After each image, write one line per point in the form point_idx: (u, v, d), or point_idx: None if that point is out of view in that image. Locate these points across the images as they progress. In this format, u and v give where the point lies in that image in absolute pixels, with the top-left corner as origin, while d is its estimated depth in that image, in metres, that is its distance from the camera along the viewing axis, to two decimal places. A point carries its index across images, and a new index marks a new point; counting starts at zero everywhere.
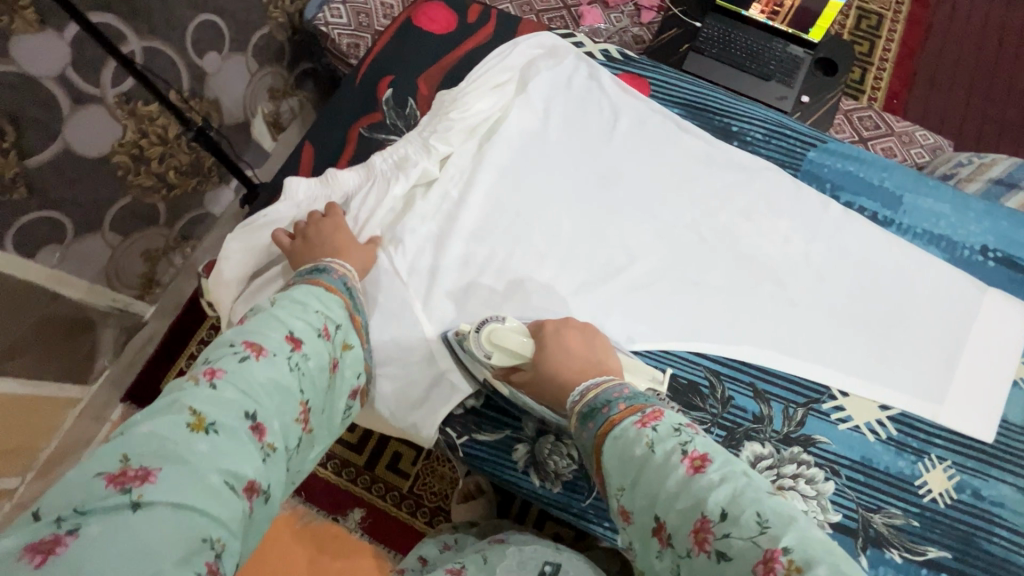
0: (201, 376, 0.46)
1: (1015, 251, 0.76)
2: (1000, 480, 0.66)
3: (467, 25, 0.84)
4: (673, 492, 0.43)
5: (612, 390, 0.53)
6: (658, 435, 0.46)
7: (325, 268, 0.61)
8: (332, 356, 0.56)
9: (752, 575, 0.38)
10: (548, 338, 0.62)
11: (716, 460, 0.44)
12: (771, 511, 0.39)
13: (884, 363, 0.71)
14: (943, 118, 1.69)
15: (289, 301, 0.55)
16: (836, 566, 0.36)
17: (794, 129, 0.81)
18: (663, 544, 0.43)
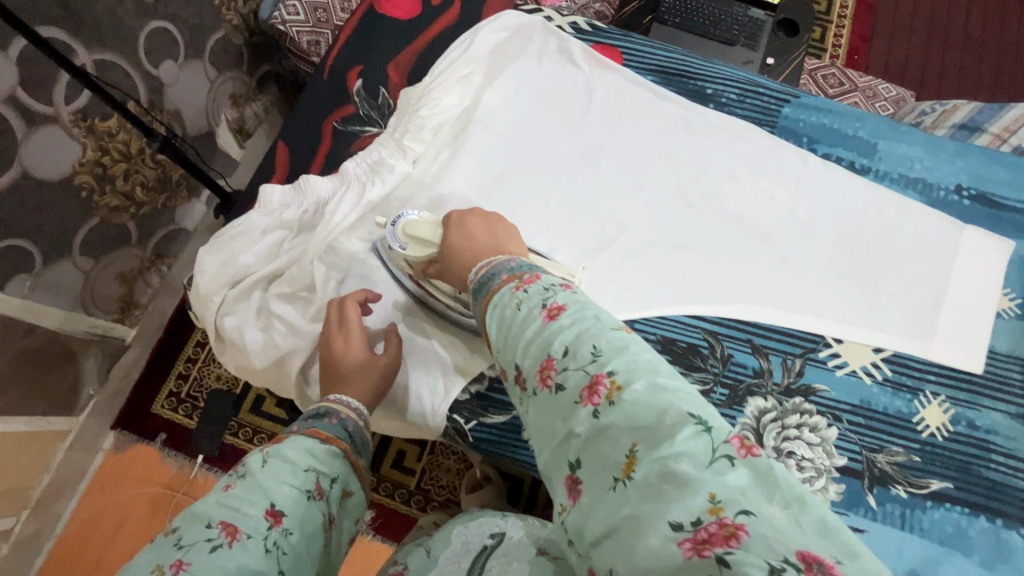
0: (165, 567, 0.38)
1: (987, 187, 0.78)
2: (992, 408, 0.69)
3: (431, 8, 0.82)
4: (529, 340, 0.43)
5: (499, 264, 0.51)
6: (526, 293, 0.45)
7: (325, 412, 0.55)
8: (326, 515, 0.48)
9: (579, 400, 0.39)
10: (455, 225, 0.58)
11: (571, 307, 0.43)
12: (607, 343, 0.40)
13: (875, 308, 0.72)
14: (904, 69, 1.72)
15: (279, 459, 0.47)
16: (655, 384, 0.37)
17: (768, 87, 0.81)
18: (522, 389, 0.43)
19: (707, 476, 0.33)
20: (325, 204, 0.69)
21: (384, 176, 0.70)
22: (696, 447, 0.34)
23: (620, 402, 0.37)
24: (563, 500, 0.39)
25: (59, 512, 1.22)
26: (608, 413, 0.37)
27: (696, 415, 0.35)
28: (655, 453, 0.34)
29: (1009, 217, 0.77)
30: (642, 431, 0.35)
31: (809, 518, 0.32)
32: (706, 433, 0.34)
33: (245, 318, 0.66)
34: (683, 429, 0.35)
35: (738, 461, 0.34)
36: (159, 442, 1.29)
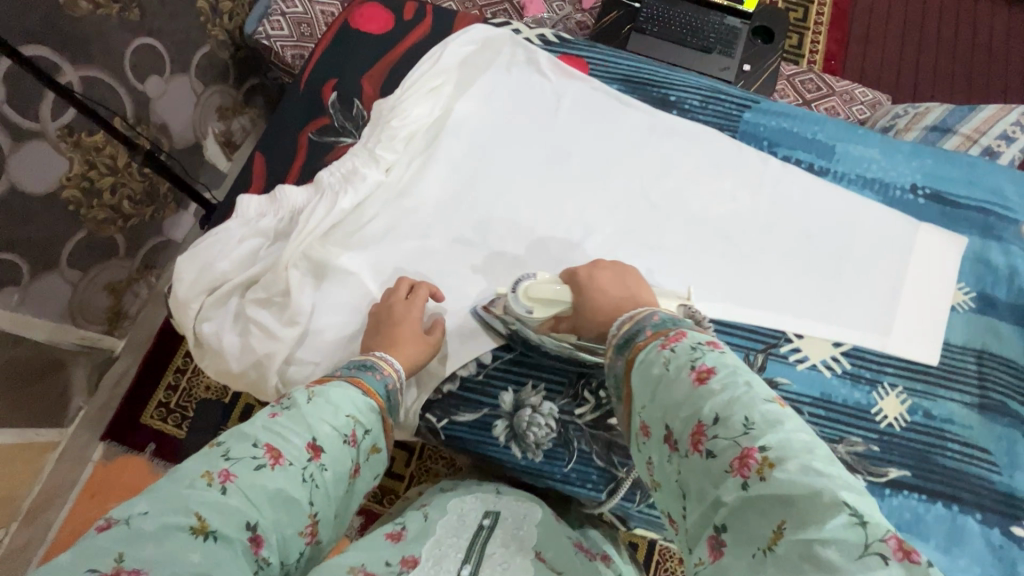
0: (214, 473, 0.44)
1: (941, 186, 0.81)
2: (947, 399, 0.71)
3: (404, 23, 0.85)
4: (679, 400, 0.44)
5: (644, 319, 0.52)
6: (673, 352, 0.46)
7: (371, 365, 0.59)
8: (354, 461, 0.53)
9: (728, 470, 0.39)
10: (585, 280, 0.62)
11: (723, 371, 0.43)
12: (760, 417, 0.40)
13: (835, 304, 0.75)
14: (879, 74, 1.76)
15: (323, 401, 0.52)
16: (809, 465, 0.37)
17: (729, 93, 0.84)
18: (669, 448, 0.44)
19: (854, 566, 0.32)
20: (300, 212, 0.72)
21: (358, 185, 0.73)
22: (849, 535, 0.33)
23: (770, 478, 0.37)
24: (700, 555, 0.40)
25: (48, 523, 1.22)
26: (758, 487, 0.37)
27: (852, 504, 0.35)
28: (803, 532, 0.35)
29: (962, 214, 0.80)
30: (789, 505, 0.36)
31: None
32: (860, 525, 0.33)
33: (224, 324, 0.68)
34: (835, 516, 0.34)
35: (892, 562, 0.32)
36: (149, 453, 1.30)
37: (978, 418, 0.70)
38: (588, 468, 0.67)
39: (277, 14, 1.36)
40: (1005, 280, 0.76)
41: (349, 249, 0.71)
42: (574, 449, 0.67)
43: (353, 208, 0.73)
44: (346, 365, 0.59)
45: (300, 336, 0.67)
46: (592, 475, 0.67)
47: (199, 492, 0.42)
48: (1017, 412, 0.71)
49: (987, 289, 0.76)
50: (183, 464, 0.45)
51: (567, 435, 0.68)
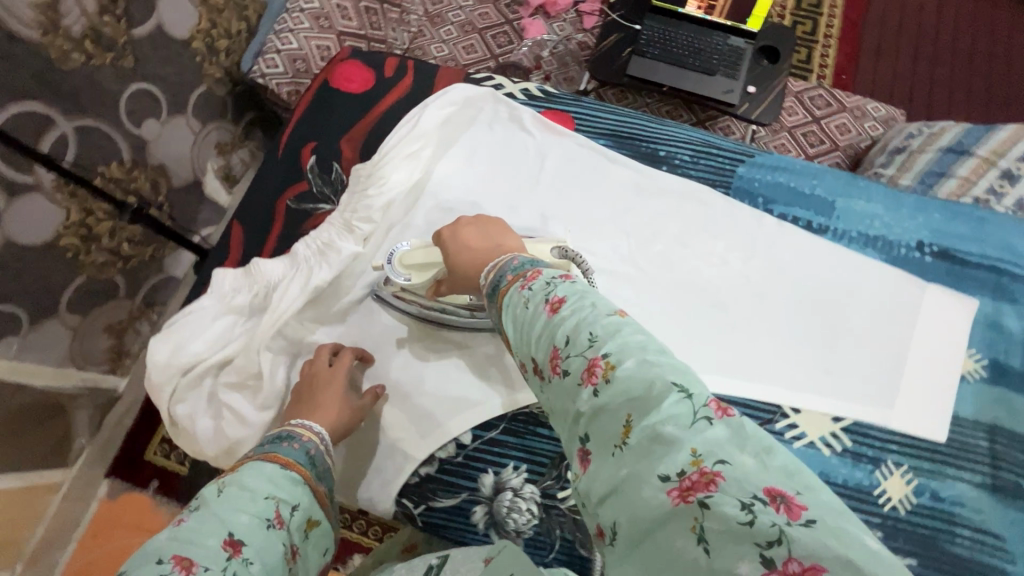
0: None
1: (950, 243, 0.76)
2: (956, 479, 0.67)
3: (385, 80, 0.83)
4: (538, 332, 0.44)
5: (506, 265, 0.52)
6: (531, 291, 0.47)
7: (287, 435, 0.57)
8: (287, 544, 0.50)
9: (580, 382, 0.40)
10: (448, 245, 0.61)
11: (571, 298, 0.44)
12: (601, 328, 0.41)
13: (832, 374, 0.71)
14: (892, 87, 1.70)
15: (236, 488, 0.49)
16: (644, 359, 0.38)
17: (721, 147, 0.81)
18: (536, 379, 0.44)
19: (690, 434, 0.34)
20: (274, 288, 0.70)
21: (332, 258, 0.71)
22: (682, 411, 0.35)
23: (615, 379, 0.38)
24: (575, 472, 0.39)
25: (53, 563, 1.22)
26: (607, 391, 0.38)
27: (680, 383, 0.37)
28: (648, 419, 0.36)
29: (974, 274, 0.75)
30: (631, 400, 0.37)
31: (775, 462, 0.33)
32: (688, 397, 0.36)
33: (199, 406, 0.67)
34: (669, 397, 0.36)
35: (716, 421, 0.35)
36: (153, 490, 1.30)
37: (989, 499, 0.66)
38: (571, 557, 0.64)
39: (272, 51, 1.36)
40: (1019, 347, 0.71)
41: (324, 324, 0.71)
42: (556, 537, 0.64)
43: (330, 281, 0.71)
44: (260, 443, 0.57)
45: (274, 420, 0.66)
46: (575, 564, 0.64)
47: None
48: None
49: (1000, 356, 0.71)
50: None
51: (549, 522, 0.65)
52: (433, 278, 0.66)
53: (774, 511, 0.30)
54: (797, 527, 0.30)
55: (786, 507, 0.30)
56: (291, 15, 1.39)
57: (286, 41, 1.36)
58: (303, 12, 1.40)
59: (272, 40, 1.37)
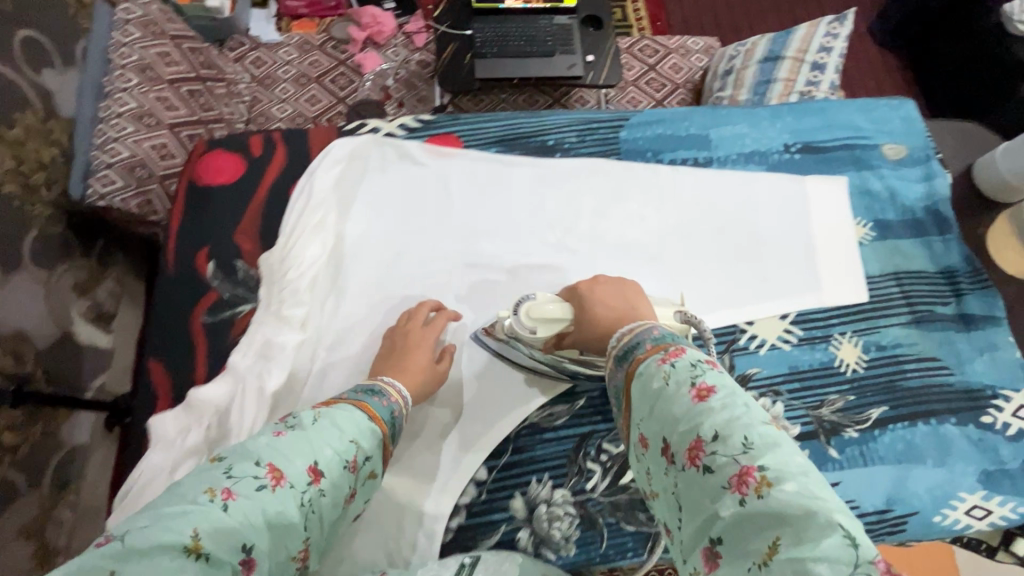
0: (217, 492, 0.44)
1: (809, 137, 0.87)
2: (889, 325, 0.77)
3: (256, 160, 0.79)
4: (677, 416, 0.46)
5: (643, 333, 0.53)
6: (673, 368, 0.48)
7: (378, 390, 0.59)
8: (352, 487, 0.52)
9: (726, 485, 0.42)
10: (585, 295, 0.62)
11: (724, 393, 0.46)
12: (758, 438, 0.42)
13: (768, 281, 0.79)
14: (700, 18, 1.90)
15: (329, 422, 0.52)
16: (805, 488, 0.40)
17: (600, 119, 0.86)
18: (665, 459, 0.46)
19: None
20: (227, 411, 0.65)
21: (278, 357, 0.67)
22: (840, 554, 0.36)
23: (769, 495, 0.40)
24: (695, 565, 0.42)
25: None
26: (755, 504, 0.40)
27: (844, 524, 0.37)
28: (797, 547, 0.37)
29: (836, 155, 0.86)
30: (783, 523, 0.38)
31: None
32: (852, 547, 0.36)
33: None
34: (828, 535, 0.37)
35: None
36: None
37: (917, 332, 0.77)
38: (622, 537, 0.65)
39: (101, 167, 1.10)
40: (888, 203, 0.84)
41: None
42: (602, 525, 0.66)
43: (285, 380, 0.67)
44: (351, 388, 0.59)
45: None
46: (628, 542, 0.65)
47: (200, 512, 0.42)
48: (945, 314, 0.78)
49: (879, 215, 0.84)
50: (190, 477, 0.45)
51: (590, 514, 0.66)
52: (557, 333, 0.64)
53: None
54: None
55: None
56: (106, 122, 1.11)
57: (114, 152, 1.10)
58: (121, 114, 1.14)
59: (97, 155, 1.11)
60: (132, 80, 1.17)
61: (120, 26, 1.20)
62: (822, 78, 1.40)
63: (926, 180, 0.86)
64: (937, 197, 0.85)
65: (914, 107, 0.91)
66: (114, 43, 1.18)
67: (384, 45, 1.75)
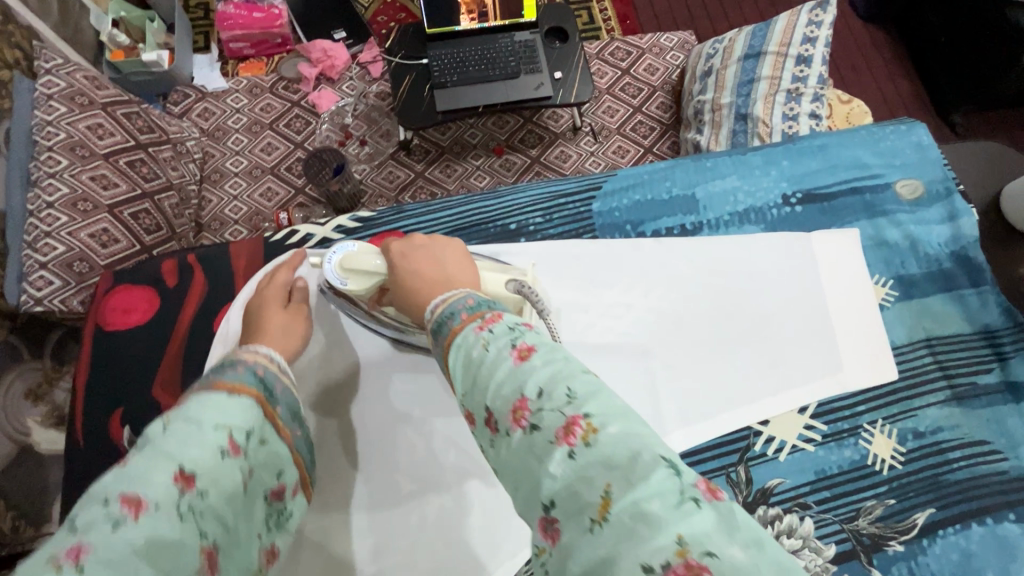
0: (57, 559, 0.29)
1: (810, 184, 0.76)
2: (926, 407, 0.66)
3: (171, 292, 0.67)
4: (499, 382, 0.36)
5: (456, 301, 0.43)
6: (492, 334, 0.38)
7: (234, 359, 0.43)
8: (244, 472, 0.38)
9: (554, 440, 0.33)
10: (397, 258, 0.52)
11: (545, 349, 0.37)
12: (583, 385, 0.35)
13: (779, 365, 0.68)
14: (672, 11, 1.76)
15: (183, 416, 0.37)
16: (627, 425, 0.33)
17: (568, 193, 0.76)
18: (488, 432, 0.37)
19: (676, 516, 0.29)
20: None
21: None
22: (669, 487, 0.30)
23: (598, 445, 0.32)
24: (538, 544, 0.33)
25: None
26: (585, 456, 0.32)
27: (669, 457, 0.32)
28: (630, 493, 0.30)
29: (843, 202, 0.75)
30: (614, 469, 0.31)
31: (767, 559, 0.29)
32: (676, 473, 0.31)
33: None
34: (655, 471, 0.31)
35: (704, 503, 0.30)
36: None
37: (959, 411, 0.66)
38: None
39: (33, 269, 0.94)
40: (910, 253, 0.73)
41: None
42: None
43: None
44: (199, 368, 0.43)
45: None
46: None
47: None
48: (989, 383, 0.67)
49: (900, 271, 0.72)
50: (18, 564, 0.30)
51: None
52: (373, 287, 0.58)
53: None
54: None
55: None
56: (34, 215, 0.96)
57: (47, 249, 0.96)
58: (52, 205, 0.98)
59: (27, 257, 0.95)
60: (61, 162, 1.02)
61: (42, 103, 1.04)
62: (811, 73, 1.27)
63: (949, 220, 0.74)
64: (963, 240, 0.73)
65: (925, 131, 0.80)
66: (37, 124, 1.03)
67: (339, 80, 1.60)
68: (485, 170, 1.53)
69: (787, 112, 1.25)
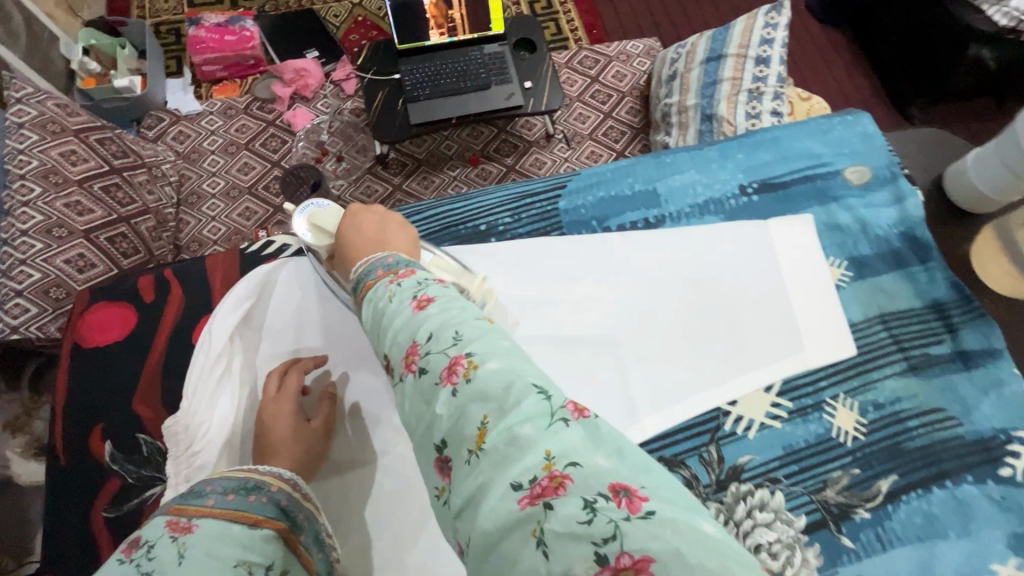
0: None
1: (764, 174, 0.80)
2: (883, 378, 0.70)
3: (149, 306, 0.69)
4: (398, 330, 0.41)
5: (379, 260, 0.48)
6: (399, 287, 0.44)
7: (258, 483, 0.48)
8: None
9: (439, 380, 0.37)
10: (347, 220, 0.58)
11: (443, 300, 0.42)
12: (469, 329, 0.39)
13: (743, 348, 0.71)
14: (635, 19, 1.82)
15: (203, 553, 0.39)
16: (505, 362, 0.37)
17: (535, 193, 0.79)
18: (391, 376, 0.41)
19: (545, 435, 0.33)
20: None
21: None
22: (540, 411, 0.34)
23: (475, 379, 0.36)
24: (437, 486, 0.36)
25: None
26: (465, 392, 0.36)
27: (539, 385, 0.36)
28: (504, 421, 0.34)
29: (796, 190, 0.79)
30: (491, 402, 0.35)
31: (627, 459, 0.33)
32: (546, 398, 0.35)
33: None
34: (527, 397, 0.35)
35: (573, 421, 0.34)
36: None
37: (915, 381, 0.70)
38: None
39: (8, 297, 0.95)
40: (862, 235, 0.77)
41: None
42: None
43: None
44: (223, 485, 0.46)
45: None
46: None
47: None
48: (942, 353, 0.71)
49: (853, 252, 0.76)
50: None
51: None
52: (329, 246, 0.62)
53: (614, 507, 0.30)
54: (635, 521, 0.29)
55: (627, 501, 0.30)
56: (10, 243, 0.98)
57: (22, 276, 0.97)
58: (26, 233, 0.99)
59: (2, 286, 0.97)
60: (35, 189, 1.03)
61: (13, 132, 1.06)
62: (770, 72, 1.32)
63: (896, 202, 0.79)
64: (911, 220, 0.77)
65: (871, 120, 0.84)
66: (9, 152, 1.04)
67: (313, 98, 1.62)
68: (461, 180, 1.56)
69: (750, 110, 1.30)
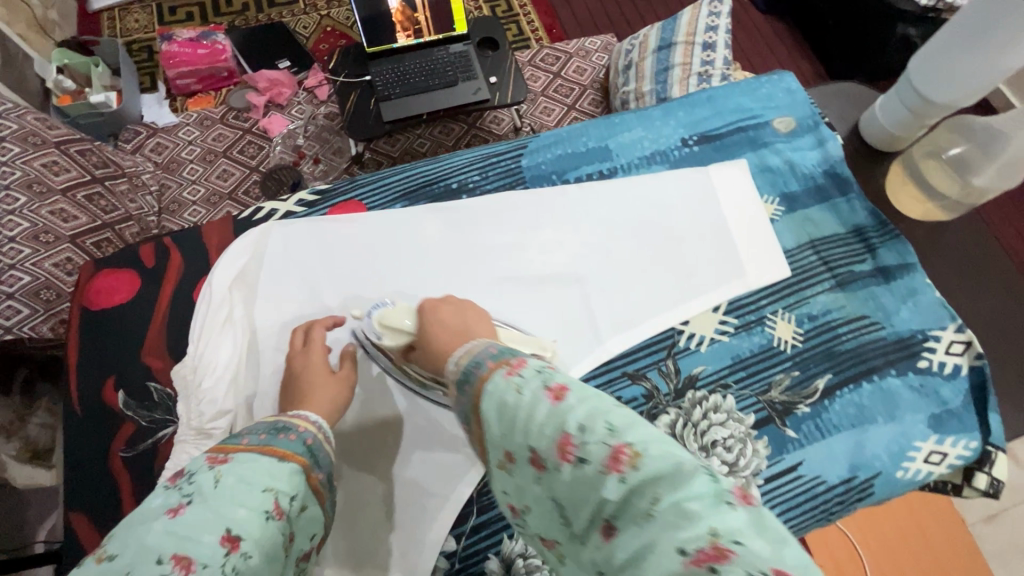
0: None
1: (702, 128, 0.90)
2: (815, 294, 0.79)
3: (150, 271, 0.75)
4: (542, 422, 0.39)
5: (481, 352, 0.46)
6: (523, 378, 0.42)
7: (287, 426, 0.50)
8: (286, 534, 0.44)
9: (603, 469, 0.36)
10: (427, 314, 0.58)
11: (578, 389, 0.41)
12: (620, 419, 0.38)
13: (692, 276, 0.79)
14: (591, 18, 1.94)
15: (234, 479, 0.43)
16: (665, 446, 0.37)
17: (499, 153, 0.87)
18: (534, 470, 0.40)
19: (712, 512, 0.33)
20: None
21: None
22: (708, 491, 0.34)
23: (642, 467, 0.36)
24: (593, 543, 0.37)
25: None
26: (634, 478, 0.35)
27: (705, 468, 0.36)
28: (673, 494, 0.34)
29: (731, 141, 0.89)
30: (662, 483, 0.35)
31: (787, 548, 0.32)
32: (712, 478, 0.35)
33: None
34: (697, 477, 0.35)
35: (738, 505, 0.34)
36: None
37: (842, 295, 0.79)
38: None
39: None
40: (790, 176, 0.87)
41: None
42: None
43: None
44: (257, 429, 0.50)
45: None
46: None
47: None
48: (865, 271, 0.81)
49: (784, 190, 0.86)
50: None
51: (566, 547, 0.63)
52: (405, 343, 0.62)
53: None
54: None
55: None
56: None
57: (12, 279, 0.94)
58: (13, 239, 0.96)
59: None
60: (19, 199, 0.99)
61: None
62: (716, 56, 1.43)
63: (819, 146, 0.89)
64: (832, 160, 0.88)
65: (793, 79, 0.95)
66: None
67: (287, 104, 1.69)
68: None
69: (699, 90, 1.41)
